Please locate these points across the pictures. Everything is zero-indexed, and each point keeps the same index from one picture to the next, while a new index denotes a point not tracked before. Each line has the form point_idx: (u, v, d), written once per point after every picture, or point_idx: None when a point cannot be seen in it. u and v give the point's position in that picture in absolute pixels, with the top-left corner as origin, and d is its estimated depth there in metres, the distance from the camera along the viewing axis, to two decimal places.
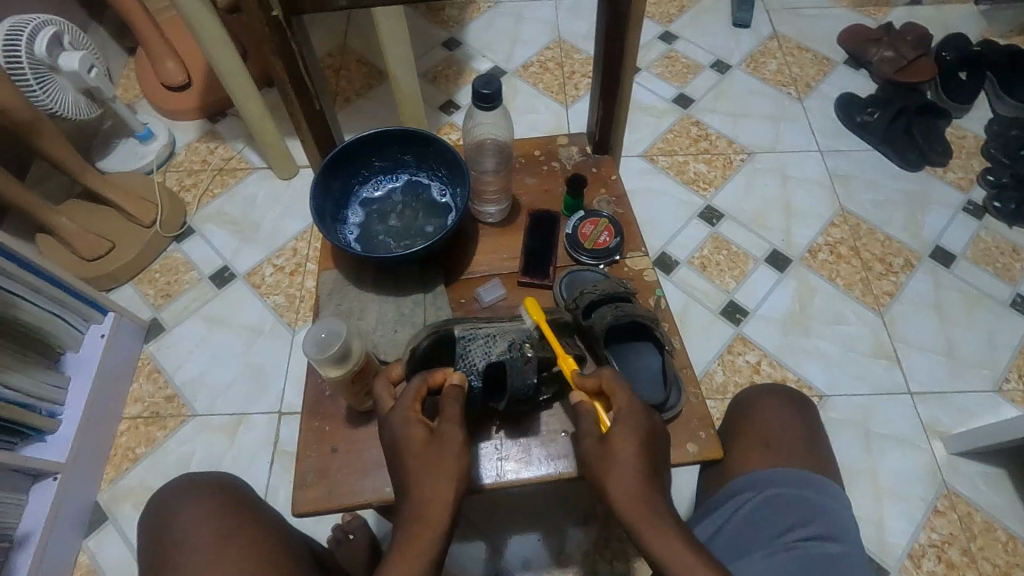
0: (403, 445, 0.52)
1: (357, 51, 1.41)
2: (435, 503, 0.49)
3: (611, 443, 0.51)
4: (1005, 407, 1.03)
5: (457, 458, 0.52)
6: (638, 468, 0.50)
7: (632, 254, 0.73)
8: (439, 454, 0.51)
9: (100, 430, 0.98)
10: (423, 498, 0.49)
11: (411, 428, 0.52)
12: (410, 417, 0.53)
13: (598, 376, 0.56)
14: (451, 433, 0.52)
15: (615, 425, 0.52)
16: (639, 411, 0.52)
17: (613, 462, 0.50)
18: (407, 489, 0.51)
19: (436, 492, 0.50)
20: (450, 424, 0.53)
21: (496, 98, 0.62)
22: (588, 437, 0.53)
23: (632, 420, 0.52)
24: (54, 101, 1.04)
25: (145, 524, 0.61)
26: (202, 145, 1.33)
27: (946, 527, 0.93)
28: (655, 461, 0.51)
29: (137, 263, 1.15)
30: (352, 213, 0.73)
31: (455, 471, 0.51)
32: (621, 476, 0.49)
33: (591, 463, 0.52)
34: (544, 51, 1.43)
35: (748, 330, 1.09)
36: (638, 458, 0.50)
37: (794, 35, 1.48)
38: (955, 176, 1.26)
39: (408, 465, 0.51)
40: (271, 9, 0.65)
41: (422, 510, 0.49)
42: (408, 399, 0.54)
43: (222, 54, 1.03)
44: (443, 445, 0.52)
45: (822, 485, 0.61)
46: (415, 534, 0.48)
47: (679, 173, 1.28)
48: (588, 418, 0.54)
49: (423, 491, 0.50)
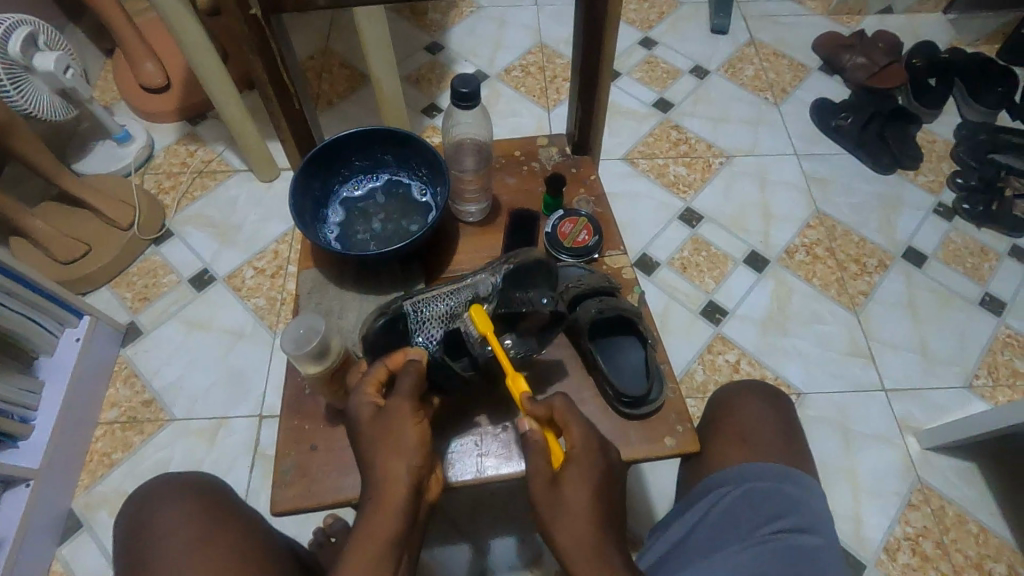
0: (357, 427, 0.53)
1: (339, 54, 1.41)
2: (388, 481, 0.50)
3: (563, 483, 0.51)
4: (975, 403, 1.05)
5: (408, 432, 0.51)
6: (591, 513, 0.51)
7: (611, 253, 0.74)
8: (390, 433, 0.51)
9: (75, 435, 0.96)
10: (374, 475, 0.51)
11: (361, 409, 0.53)
12: (362, 397, 0.54)
13: (550, 406, 0.54)
14: (400, 407, 0.52)
15: (569, 465, 0.52)
16: (593, 456, 0.52)
17: (567, 504, 0.51)
18: (365, 470, 0.52)
19: (388, 472, 0.50)
20: (401, 400, 0.53)
21: (474, 97, 0.62)
22: (538, 476, 0.52)
23: (585, 459, 0.52)
24: (28, 101, 1.03)
25: (121, 522, 0.60)
26: (181, 147, 1.31)
27: (920, 521, 0.95)
28: (608, 508, 0.52)
29: (115, 267, 1.14)
30: (332, 212, 0.73)
31: (407, 446, 0.51)
32: (572, 521, 0.50)
33: (540, 505, 0.51)
34: (526, 55, 1.44)
35: (727, 329, 1.11)
36: (588, 503, 0.51)
37: (770, 41, 1.52)
38: (926, 179, 1.30)
39: (364, 443, 0.52)
40: (250, 8, 0.64)
41: (376, 487, 0.50)
42: (365, 378, 0.55)
43: (201, 54, 1.03)
44: (391, 421, 0.52)
45: (797, 478, 0.62)
46: (371, 513, 0.49)
47: (659, 176, 1.29)
48: (539, 455, 0.52)
49: (375, 468, 0.51)
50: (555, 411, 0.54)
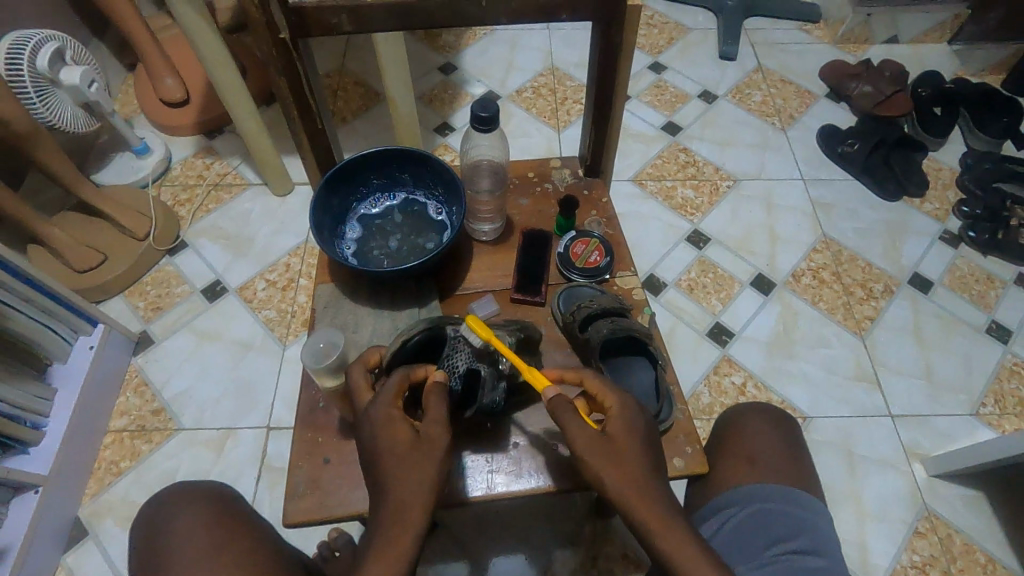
0: (382, 442, 0.51)
1: (355, 73, 1.44)
2: (415, 504, 0.49)
3: (611, 433, 0.52)
4: (982, 431, 1.05)
5: (440, 459, 0.51)
6: (646, 457, 0.52)
7: (622, 274, 0.75)
8: (423, 458, 0.50)
9: (84, 443, 0.97)
10: (396, 500, 0.49)
11: (395, 426, 0.51)
12: (390, 415, 0.52)
13: (580, 374, 0.57)
14: (434, 431, 0.52)
15: (611, 418, 0.53)
16: (628, 405, 0.54)
17: (620, 453, 0.51)
18: (383, 489, 0.50)
19: (417, 493, 0.49)
20: (435, 425, 0.52)
21: (494, 121, 0.64)
22: (583, 427, 0.52)
23: (624, 412, 0.54)
24: (53, 114, 1.06)
25: (135, 532, 0.61)
26: (198, 160, 1.34)
27: (927, 549, 0.94)
28: (654, 455, 0.53)
29: (129, 276, 1.15)
30: (350, 229, 0.75)
31: (438, 474, 0.50)
32: (633, 467, 0.51)
33: (592, 452, 0.51)
34: (537, 77, 1.47)
35: (734, 351, 1.11)
36: (640, 446, 0.52)
37: (777, 68, 1.54)
38: (932, 207, 1.31)
39: (390, 462, 0.50)
40: (279, 31, 0.66)
41: (400, 510, 0.48)
42: (390, 391, 0.53)
43: (222, 72, 1.06)
44: (427, 446, 0.51)
45: (806, 502, 0.62)
46: (392, 534, 0.47)
47: (667, 198, 1.31)
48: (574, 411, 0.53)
49: (402, 491, 0.49)
50: (588, 379, 0.56)
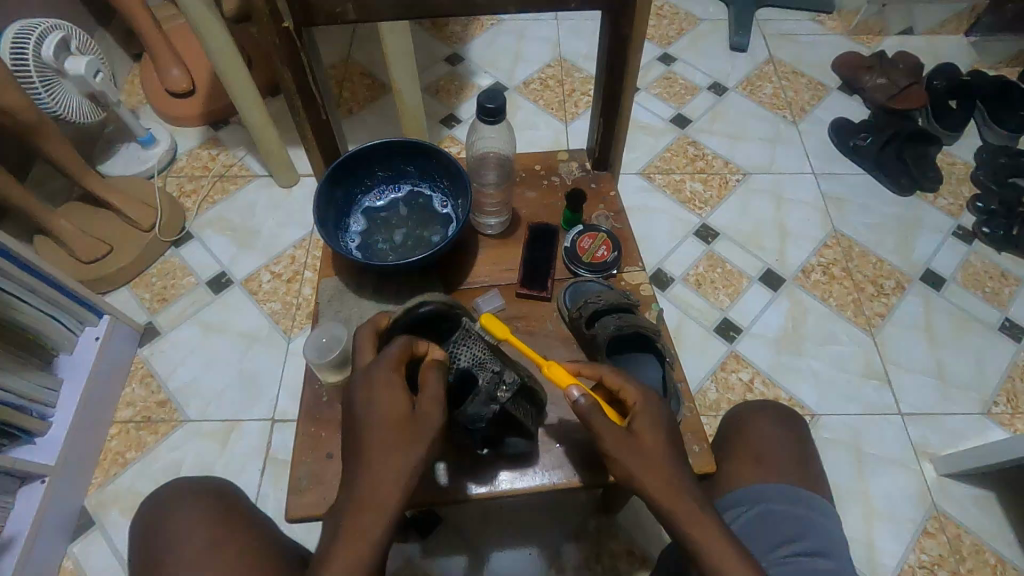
0: (374, 411, 0.50)
1: (361, 64, 1.43)
2: (391, 485, 0.47)
3: (638, 429, 0.51)
4: (993, 430, 1.04)
5: (427, 445, 0.49)
6: (672, 453, 0.51)
7: (630, 269, 0.74)
8: (412, 439, 0.49)
9: (91, 433, 0.97)
10: (374, 475, 0.47)
11: (393, 396, 0.50)
12: (391, 384, 0.51)
13: (599, 370, 0.55)
14: (428, 409, 0.51)
15: (637, 415, 0.52)
16: (654, 401, 0.53)
17: (647, 451, 0.50)
18: (361, 460, 0.48)
19: (396, 472, 0.47)
20: (429, 405, 0.51)
21: (500, 113, 0.62)
22: (609, 429, 0.51)
23: (650, 408, 0.53)
24: (58, 104, 1.05)
25: (136, 527, 0.60)
26: (204, 151, 1.34)
27: (936, 549, 0.93)
28: (681, 449, 0.52)
29: (135, 267, 1.15)
30: (354, 222, 0.74)
31: (422, 460, 0.49)
32: (662, 465, 0.49)
33: (621, 452, 0.50)
34: (545, 68, 1.45)
35: (741, 347, 1.10)
36: (666, 441, 0.51)
37: (789, 60, 1.52)
38: (946, 202, 1.29)
39: (376, 433, 0.49)
40: (282, 20, 0.65)
41: (373, 487, 0.47)
42: (392, 356, 0.52)
43: (227, 63, 1.05)
44: (421, 427, 0.50)
45: (810, 500, 0.61)
46: (362, 511, 0.46)
47: (675, 192, 1.29)
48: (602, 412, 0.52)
49: (382, 467, 0.47)
50: (608, 375, 0.54)
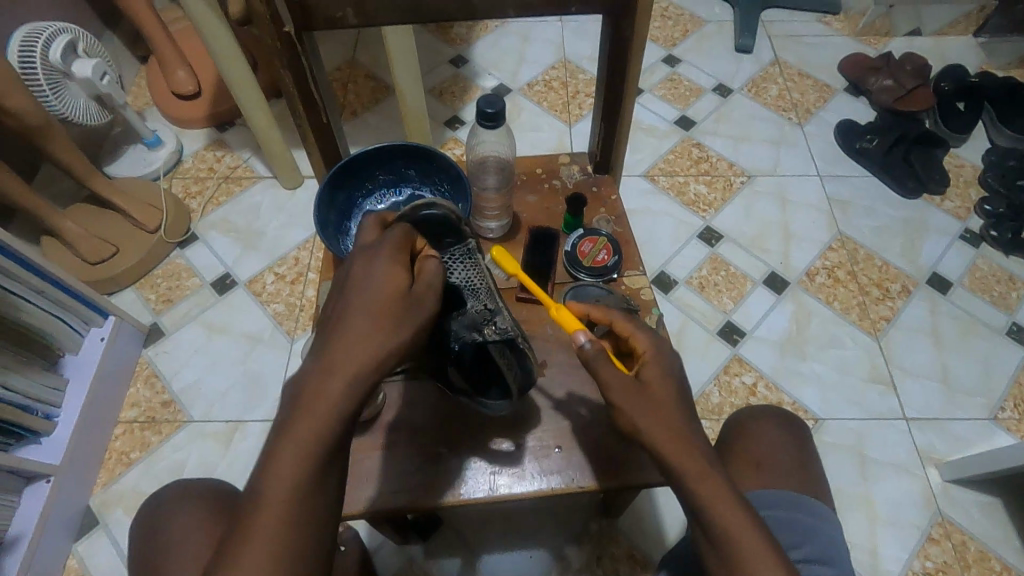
0: (367, 282, 0.44)
1: (365, 66, 1.44)
2: (372, 357, 0.42)
3: (646, 378, 0.48)
4: (1000, 436, 1.03)
5: (411, 332, 0.44)
6: (682, 405, 0.48)
7: (630, 273, 0.73)
8: (398, 320, 0.44)
9: (95, 433, 0.98)
10: (349, 348, 0.42)
11: (392, 272, 0.45)
12: (393, 260, 0.46)
13: (612, 320, 0.54)
14: (422, 296, 0.46)
15: (646, 364, 0.49)
16: (665, 352, 0.50)
17: (654, 398, 0.47)
18: (342, 329, 0.43)
19: (378, 344, 0.42)
20: (424, 293, 0.46)
21: (500, 117, 0.62)
22: (614, 376, 0.48)
23: (660, 357, 0.50)
24: (65, 107, 1.06)
25: (136, 531, 0.61)
26: (209, 153, 1.34)
27: (941, 556, 0.92)
28: (691, 402, 0.49)
29: (140, 268, 1.16)
30: (355, 225, 0.75)
31: (403, 344, 0.43)
32: (669, 415, 0.47)
33: (626, 401, 0.47)
34: (549, 70, 1.45)
35: (745, 351, 1.10)
36: (676, 391, 0.48)
37: (795, 61, 1.51)
38: (953, 205, 1.28)
39: (365, 302, 0.43)
40: (283, 25, 0.65)
41: (352, 355, 0.42)
42: (395, 237, 0.47)
43: (232, 66, 1.05)
44: (410, 312, 0.44)
45: (799, 501, 0.60)
46: (333, 379, 0.41)
47: (679, 194, 1.29)
48: (607, 359, 0.49)
49: (364, 338, 0.42)
50: (621, 324, 0.52)
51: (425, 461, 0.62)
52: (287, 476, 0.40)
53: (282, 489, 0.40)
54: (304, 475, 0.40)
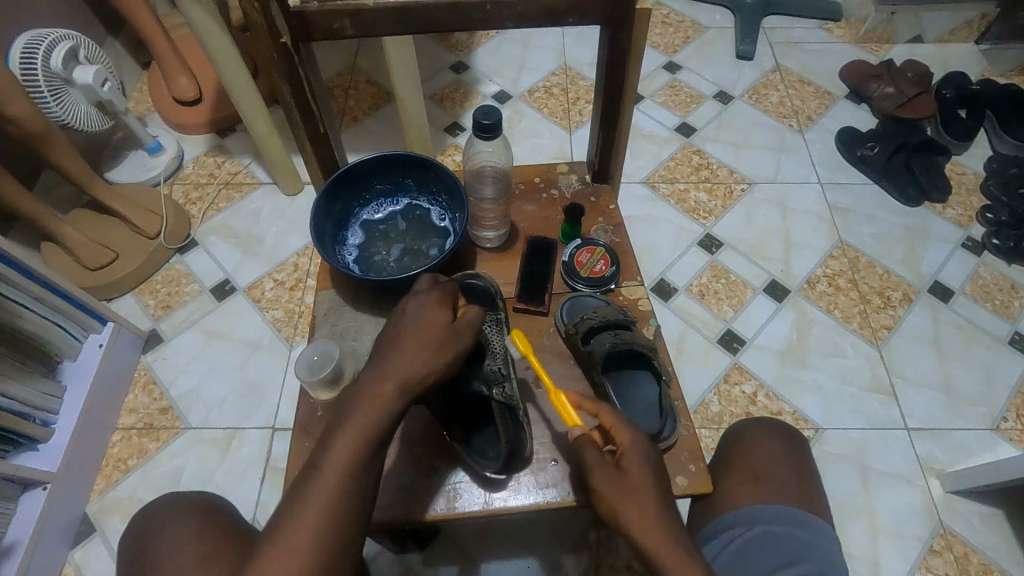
0: (419, 316, 0.56)
1: (366, 72, 1.44)
2: (419, 372, 0.52)
3: (625, 467, 0.52)
4: (1003, 446, 1.02)
5: (450, 359, 0.55)
6: (655, 494, 0.51)
7: (627, 284, 0.73)
8: (441, 347, 0.54)
9: (93, 440, 0.98)
10: (402, 363, 0.52)
11: (438, 312, 0.56)
12: (441, 303, 0.57)
13: (597, 408, 0.56)
14: (461, 335, 0.56)
15: (625, 453, 0.53)
16: (647, 443, 0.53)
17: (631, 487, 0.51)
18: (397, 348, 0.54)
19: (423, 363, 0.53)
20: (463, 334, 0.56)
21: (496, 128, 0.62)
22: (596, 467, 0.52)
23: (638, 446, 0.53)
24: (66, 113, 1.06)
25: (128, 542, 0.61)
26: (210, 159, 1.35)
27: (942, 568, 0.92)
28: (668, 493, 0.52)
29: (140, 274, 1.16)
30: (352, 234, 0.74)
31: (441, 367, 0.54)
32: (643, 503, 0.50)
33: (607, 491, 0.51)
34: (549, 77, 1.45)
35: (745, 359, 1.09)
36: (651, 481, 0.51)
37: (796, 68, 1.51)
38: (955, 213, 1.27)
39: (417, 329, 0.55)
40: (280, 37, 0.65)
41: (404, 370, 0.52)
42: (443, 287, 0.58)
43: (233, 73, 1.06)
44: (450, 344, 0.55)
45: (798, 518, 0.60)
46: (385, 383, 0.51)
47: (680, 201, 1.29)
48: (591, 447, 0.54)
49: (413, 357, 0.53)
50: (602, 413, 0.55)
51: (415, 471, 0.62)
52: (341, 460, 0.48)
53: (338, 471, 0.47)
54: (356, 460, 0.48)
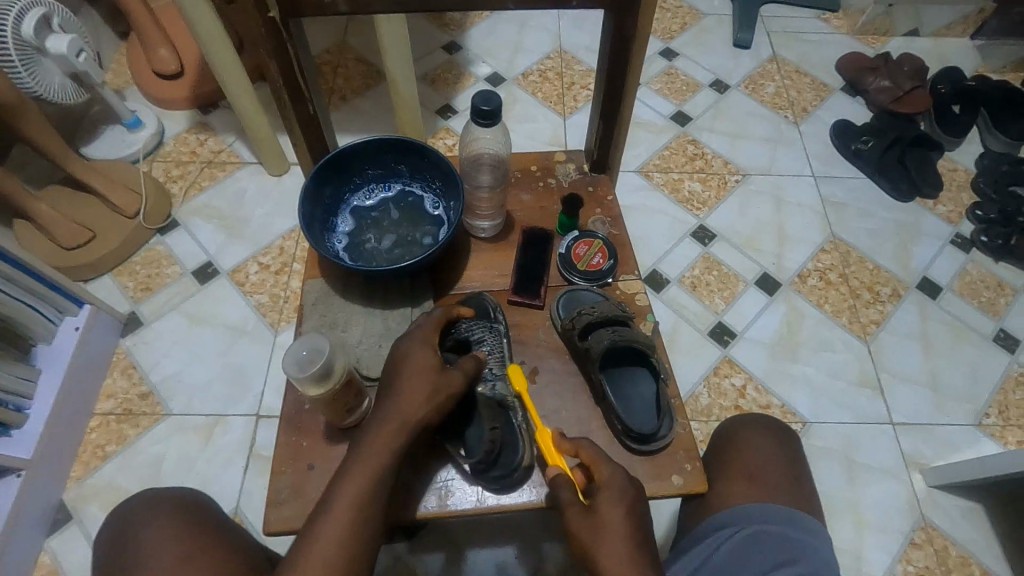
0: (406, 359, 0.57)
1: (356, 49, 1.39)
2: (414, 415, 0.54)
3: (599, 508, 0.52)
4: (985, 442, 1.03)
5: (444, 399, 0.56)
6: (627, 534, 0.51)
7: (625, 278, 0.72)
8: (437, 384, 0.56)
9: (70, 426, 0.95)
10: (403, 402, 0.54)
11: (423, 354, 0.57)
12: (427, 342, 0.58)
13: (578, 445, 0.56)
14: (452, 376, 0.57)
15: (601, 494, 0.53)
16: (624, 479, 0.54)
17: (602, 529, 0.51)
18: (391, 393, 0.55)
19: (414, 403, 0.54)
20: (456, 372, 0.57)
21: (496, 115, 0.60)
22: (571, 506, 0.53)
23: (616, 485, 0.53)
24: (39, 84, 1.01)
25: (103, 541, 0.59)
26: (192, 136, 1.30)
27: (923, 560, 0.93)
28: (644, 532, 0.52)
29: (119, 254, 1.12)
30: (341, 221, 0.72)
31: (439, 406, 0.55)
32: (612, 544, 0.50)
33: (579, 534, 0.52)
34: (544, 60, 1.42)
35: (735, 352, 1.09)
36: (625, 522, 0.51)
37: (793, 58, 1.49)
38: (945, 209, 1.28)
39: (407, 373, 0.56)
40: (268, 11, 0.62)
41: (397, 415, 0.54)
42: (428, 323, 0.60)
43: (217, 48, 1.01)
44: (444, 381, 0.56)
45: (791, 517, 0.59)
46: (381, 431, 0.53)
47: (674, 191, 1.27)
48: (566, 488, 0.54)
49: (403, 402, 0.54)
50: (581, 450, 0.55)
51: (405, 467, 0.60)
52: (348, 499, 0.50)
53: (343, 512, 0.49)
54: (365, 497, 0.50)
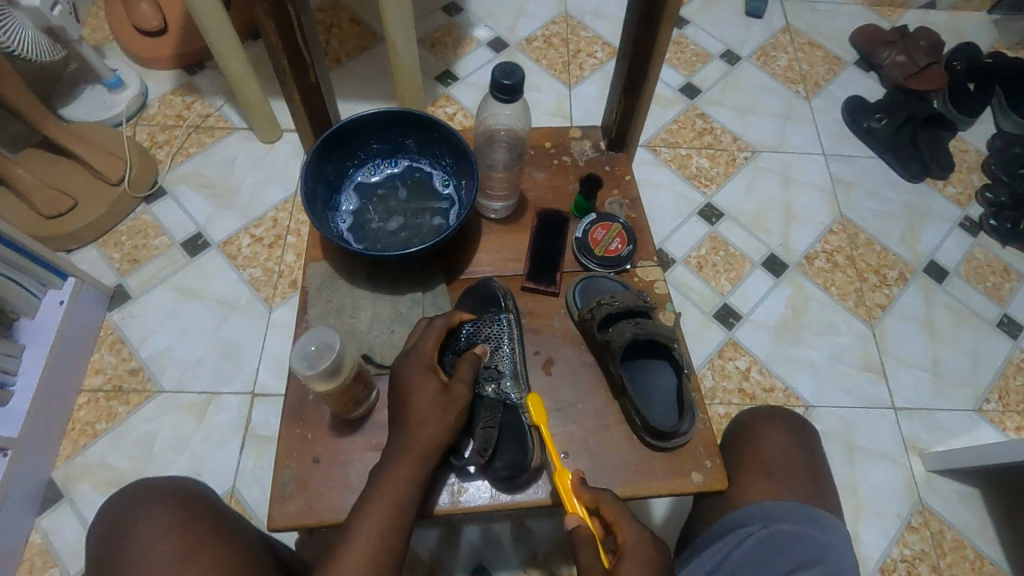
0: (410, 384, 0.54)
1: (351, 9, 1.32)
2: (428, 442, 0.52)
3: (618, 572, 0.48)
4: (984, 428, 1.04)
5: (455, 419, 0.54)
6: None
7: (643, 264, 0.69)
8: (447, 405, 0.54)
9: (58, 403, 0.92)
10: (414, 433, 0.52)
11: (426, 378, 0.54)
12: (429, 362, 0.56)
13: (598, 499, 0.53)
14: (459, 394, 0.55)
15: (622, 557, 0.49)
16: (648, 545, 0.50)
17: None
18: (400, 420, 0.53)
19: (425, 430, 0.52)
20: (460, 386, 0.55)
21: (517, 91, 0.56)
22: (589, 569, 0.49)
23: (638, 550, 0.49)
24: (13, 39, 0.93)
25: (97, 533, 0.56)
26: (177, 98, 1.23)
27: (918, 544, 0.94)
28: None
29: (103, 224, 1.07)
30: (345, 200, 0.68)
31: (451, 426, 0.53)
32: None
33: None
34: (549, 25, 1.35)
35: (740, 334, 1.08)
36: None
37: (807, 29, 1.44)
38: (955, 191, 1.25)
39: (413, 399, 0.53)
40: None
41: (410, 445, 0.52)
42: (429, 336, 0.57)
43: (203, 4, 0.94)
44: (452, 401, 0.54)
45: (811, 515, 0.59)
46: (397, 464, 0.51)
47: (681, 167, 1.24)
48: (586, 543, 0.50)
49: (414, 432, 0.52)
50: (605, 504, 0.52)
51: None
52: (366, 540, 0.47)
53: (362, 552, 0.46)
54: (383, 532, 0.48)
